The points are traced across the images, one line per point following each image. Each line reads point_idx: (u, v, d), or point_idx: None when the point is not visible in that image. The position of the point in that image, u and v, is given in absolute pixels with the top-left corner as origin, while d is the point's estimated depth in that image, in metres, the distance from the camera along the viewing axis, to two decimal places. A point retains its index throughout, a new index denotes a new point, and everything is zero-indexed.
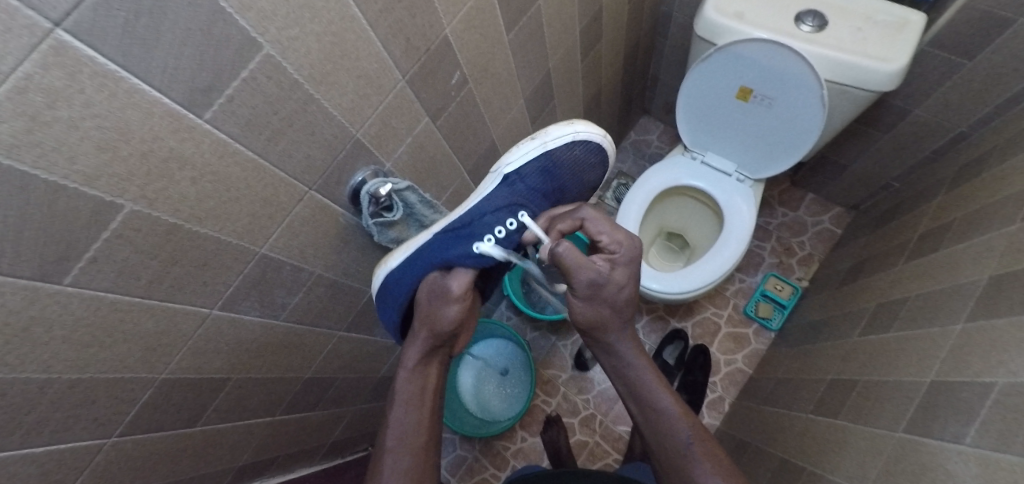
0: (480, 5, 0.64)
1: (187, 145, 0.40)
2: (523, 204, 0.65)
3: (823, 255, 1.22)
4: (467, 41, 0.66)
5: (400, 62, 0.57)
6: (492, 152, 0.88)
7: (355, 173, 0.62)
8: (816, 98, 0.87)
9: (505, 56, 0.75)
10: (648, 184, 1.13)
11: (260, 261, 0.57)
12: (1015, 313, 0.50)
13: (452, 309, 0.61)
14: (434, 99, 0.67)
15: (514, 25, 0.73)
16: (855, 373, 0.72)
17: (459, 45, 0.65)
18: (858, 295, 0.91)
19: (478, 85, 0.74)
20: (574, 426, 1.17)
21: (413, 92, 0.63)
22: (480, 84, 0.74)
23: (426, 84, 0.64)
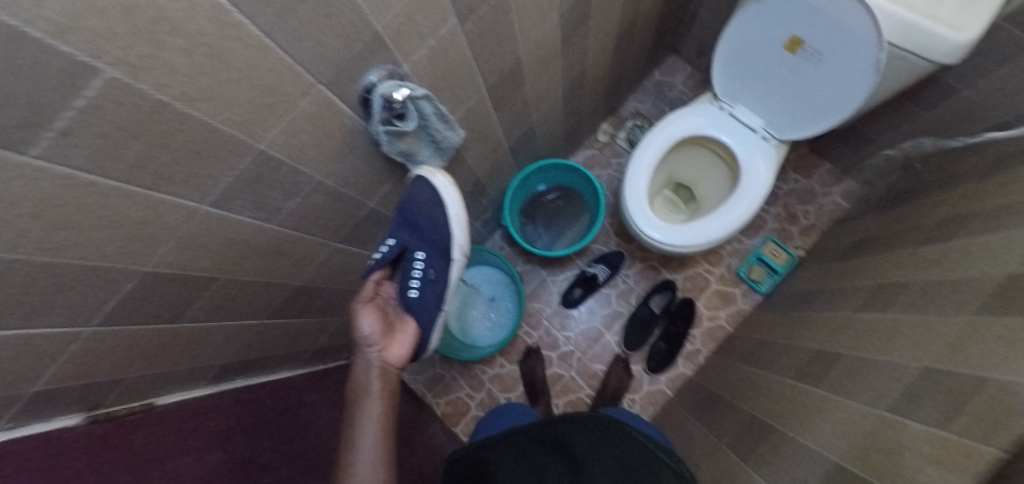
0: None
1: (180, 5, 0.33)
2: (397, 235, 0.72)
3: (825, 227, 1.22)
4: None
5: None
6: (516, 70, 0.79)
7: (368, 73, 0.55)
8: (870, 61, 0.80)
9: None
10: (669, 130, 1.07)
11: (257, 158, 0.51)
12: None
13: (365, 318, 0.69)
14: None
15: None
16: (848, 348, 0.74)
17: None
18: (858, 272, 0.93)
19: None
20: (551, 360, 1.20)
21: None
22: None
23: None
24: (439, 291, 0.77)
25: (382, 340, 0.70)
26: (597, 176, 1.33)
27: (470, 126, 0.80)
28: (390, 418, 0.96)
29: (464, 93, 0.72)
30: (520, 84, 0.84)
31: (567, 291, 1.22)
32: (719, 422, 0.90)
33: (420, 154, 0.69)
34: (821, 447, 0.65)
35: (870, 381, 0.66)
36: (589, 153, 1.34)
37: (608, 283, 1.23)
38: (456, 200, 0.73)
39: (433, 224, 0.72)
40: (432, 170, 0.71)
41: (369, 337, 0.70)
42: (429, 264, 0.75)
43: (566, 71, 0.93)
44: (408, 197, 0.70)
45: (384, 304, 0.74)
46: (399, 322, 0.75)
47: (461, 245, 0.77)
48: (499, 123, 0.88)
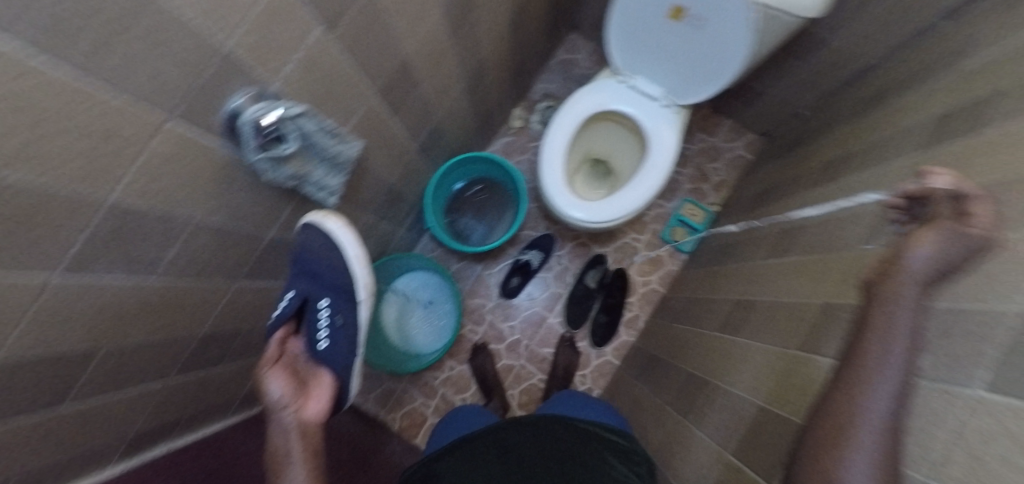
0: None
1: None
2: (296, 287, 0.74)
3: (734, 180, 1.30)
4: None
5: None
6: (405, 70, 0.76)
7: (230, 95, 0.50)
8: (744, 22, 0.84)
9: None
10: (575, 109, 1.08)
11: (112, 213, 0.45)
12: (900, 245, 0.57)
13: (270, 382, 0.70)
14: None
15: None
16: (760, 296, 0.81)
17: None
18: (765, 221, 1.01)
19: None
20: (500, 352, 1.21)
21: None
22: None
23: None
24: (351, 336, 0.77)
25: (295, 399, 0.71)
26: (517, 162, 1.33)
27: (367, 136, 0.77)
28: (342, 450, 0.92)
29: (351, 102, 0.68)
30: (415, 83, 0.80)
31: (505, 281, 1.23)
32: (662, 382, 0.95)
33: (313, 174, 0.65)
34: (745, 392, 0.70)
35: (780, 323, 0.72)
36: (505, 141, 1.34)
37: (543, 267, 1.25)
38: (351, 242, 0.74)
39: (330, 268, 0.73)
40: (321, 214, 0.73)
41: (280, 401, 0.70)
42: (337, 310, 0.76)
43: (463, 63, 0.91)
44: (301, 245, 0.72)
45: (294, 363, 0.75)
46: (313, 376, 0.76)
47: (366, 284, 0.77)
48: (400, 126, 0.84)
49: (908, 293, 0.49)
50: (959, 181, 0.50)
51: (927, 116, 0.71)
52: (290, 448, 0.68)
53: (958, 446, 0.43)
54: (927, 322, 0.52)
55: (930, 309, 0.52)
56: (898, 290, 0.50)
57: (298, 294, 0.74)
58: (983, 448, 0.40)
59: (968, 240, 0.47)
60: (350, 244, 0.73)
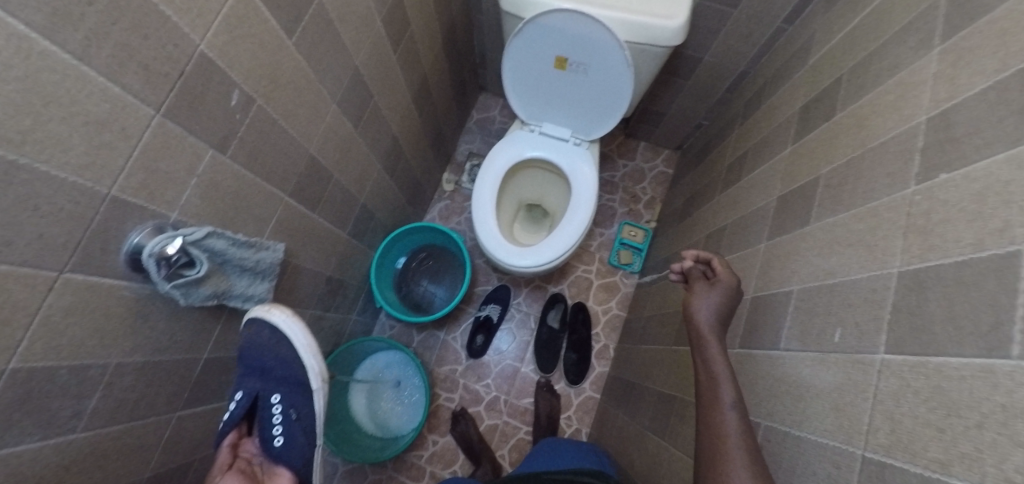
0: (242, 9, 0.54)
1: None
2: (244, 385, 0.70)
3: (663, 194, 1.38)
4: (237, 56, 0.56)
5: (138, 90, 0.46)
6: (315, 167, 0.79)
7: (128, 236, 0.51)
8: (622, 59, 0.94)
9: (298, 61, 0.66)
10: (496, 163, 1.14)
11: (15, 380, 0.44)
12: None
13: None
14: (216, 126, 0.57)
15: (297, 26, 0.64)
16: None
17: (227, 60, 0.55)
18: (694, 227, 1.06)
19: (271, 101, 0.64)
20: (481, 414, 1.18)
21: (181, 121, 0.52)
22: (273, 99, 0.65)
23: (198, 111, 0.54)
24: (308, 429, 0.71)
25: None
26: (457, 223, 1.37)
27: (290, 236, 0.79)
28: None
29: (264, 210, 0.71)
30: (330, 176, 0.84)
31: (470, 341, 1.23)
32: (639, 406, 0.95)
33: (235, 288, 0.65)
34: None
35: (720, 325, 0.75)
36: (442, 205, 1.39)
37: (504, 318, 1.26)
38: (297, 329, 0.71)
39: (278, 362, 0.70)
40: (266, 307, 0.70)
41: None
42: (291, 403, 0.72)
43: (375, 147, 0.96)
44: (245, 344, 0.68)
45: (248, 466, 0.69)
46: (271, 478, 0.70)
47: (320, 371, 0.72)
48: (323, 219, 0.87)
49: (710, 338, 0.58)
50: (699, 254, 0.66)
51: (795, 110, 0.82)
52: None
53: (875, 412, 0.43)
54: (830, 296, 0.55)
55: (830, 283, 0.56)
56: (705, 340, 0.58)
57: (247, 393, 0.70)
58: (897, 411, 0.41)
59: (722, 289, 0.62)
60: (297, 334, 0.70)
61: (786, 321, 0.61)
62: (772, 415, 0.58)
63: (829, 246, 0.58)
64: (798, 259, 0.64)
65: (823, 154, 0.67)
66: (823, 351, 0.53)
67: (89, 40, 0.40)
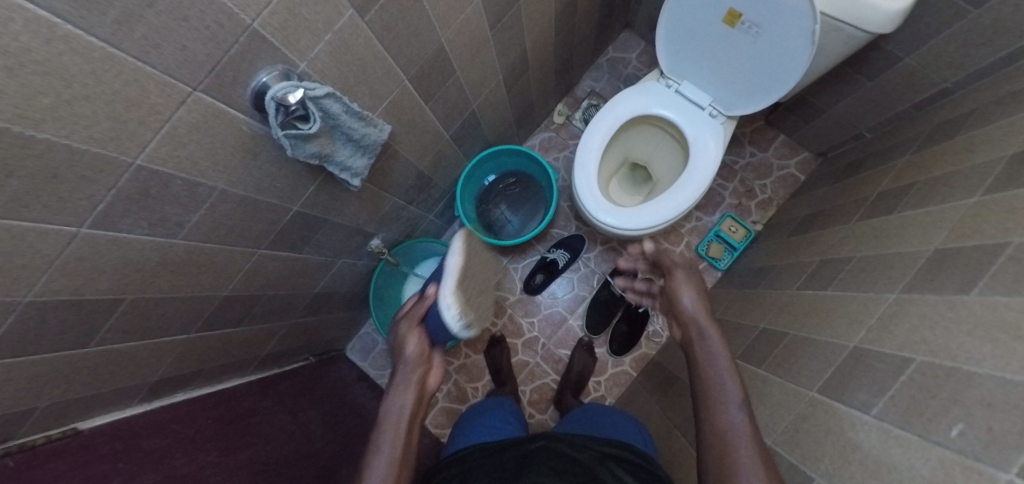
0: None
1: None
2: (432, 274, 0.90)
3: (782, 199, 1.27)
4: None
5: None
6: (440, 59, 0.76)
7: (257, 73, 0.51)
8: (807, 33, 0.79)
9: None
10: (616, 111, 1.06)
11: (138, 174, 0.47)
12: (982, 291, 0.50)
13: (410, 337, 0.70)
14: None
15: None
16: (787, 325, 0.80)
17: None
18: (807, 246, 0.96)
19: None
20: (517, 347, 1.28)
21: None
22: None
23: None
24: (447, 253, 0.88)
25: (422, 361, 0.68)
26: (555, 159, 1.33)
27: (402, 120, 0.79)
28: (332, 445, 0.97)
29: (387, 86, 0.70)
30: (453, 72, 0.82)
31: (529, 277, 1.30)
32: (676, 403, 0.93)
33: (338, 154, 0.66)
34: (755, 430, 0.68)
35: (809, 359, 0.68)
36: (545, 137, 1.35)
37: (569, 267, 1.31)
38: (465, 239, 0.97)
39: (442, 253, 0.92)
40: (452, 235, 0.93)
41: (409, 357, 0.68)
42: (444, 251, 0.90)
43: (502, 55, 0.90)
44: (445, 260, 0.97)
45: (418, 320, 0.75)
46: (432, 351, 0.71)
47: (456, 264, 0.83)
48: (433, 114, 0.86)
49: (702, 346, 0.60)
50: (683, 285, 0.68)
51: (1004, 154, 0.64)
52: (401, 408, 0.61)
53: None
54: (960, 386, 0.45)
55: (967, 371, 0.45)
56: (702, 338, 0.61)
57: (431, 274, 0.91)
58: None
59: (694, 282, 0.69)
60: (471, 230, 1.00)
61: (891, 384, 0.53)
62: (831, 475, 0.52)
63: (985, 329, 0.47)
64: (934, 328, 0.53)
65: (1018, 220, 0.53)
66: (929, 440, 0.45)
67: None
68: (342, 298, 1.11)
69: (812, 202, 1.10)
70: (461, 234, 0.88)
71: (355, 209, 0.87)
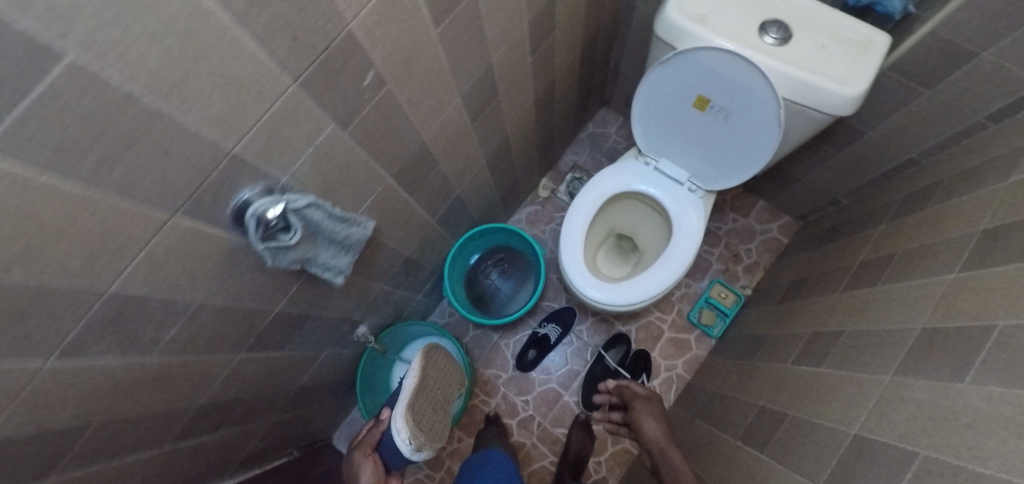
0: None
1: None
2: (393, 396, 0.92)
3: (768, 263, 1.30)
4: (384, 38, 0.54)
5: (289, 63, 0.46)
6: (424, 155, 0.79)
7: (239, 191, 0.52)
8: (773, 117, 0.84)
9: (436, 51, 0.64)
10: (599, 189, 1.09)
11: (111, 301, 0.47)
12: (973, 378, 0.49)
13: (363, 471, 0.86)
14: (350, 104, 0.57)
15: (445, 17, 0.61)
16: (786, 404, 0.77)
17: (371, 41, 0.53)
18: (798, 315, 0.96)
19: (404, 86, 0.63)
20: (512, 427, 1.23)
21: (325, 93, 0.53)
22: (403, 84, 0.63)
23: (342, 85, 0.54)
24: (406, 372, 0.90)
25: None
26: (542, 231, 1.36)
27: (388, 213, 0.81)
28: None
29: (374, 185, 0.73)
30: (438, 164, 0.85)
31: (521, 353, 1.27)
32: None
33: (321, 257, 0.65)
34: None
35: (811, 445, 0.65)
36: (532, 210, 1.38)
37: (562, 341, 1.29)
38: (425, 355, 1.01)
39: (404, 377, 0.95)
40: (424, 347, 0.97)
41: None
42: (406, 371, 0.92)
43: (484, 143, 0.94)
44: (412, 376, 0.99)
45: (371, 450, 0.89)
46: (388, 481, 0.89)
47: (410, 392, 0.84)
48: (418, 203, 0.88)
49: None
50: None
51: (975, 229, 0.66)
52: None
53: None
54: None
55: (971, 471, 0.43)
56: None
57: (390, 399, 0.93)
58: None
59: None
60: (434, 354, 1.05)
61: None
62: None
63: (981, 421, 0.45)
64: (933, 418, 0.51)
65: (998, 301, 0.53)
66: None
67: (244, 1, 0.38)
68: (328, 387, 1.07)
69: (796, 269, 1.12)
70: (420, 357, 0.88)
71: (342, 300, 0.87)
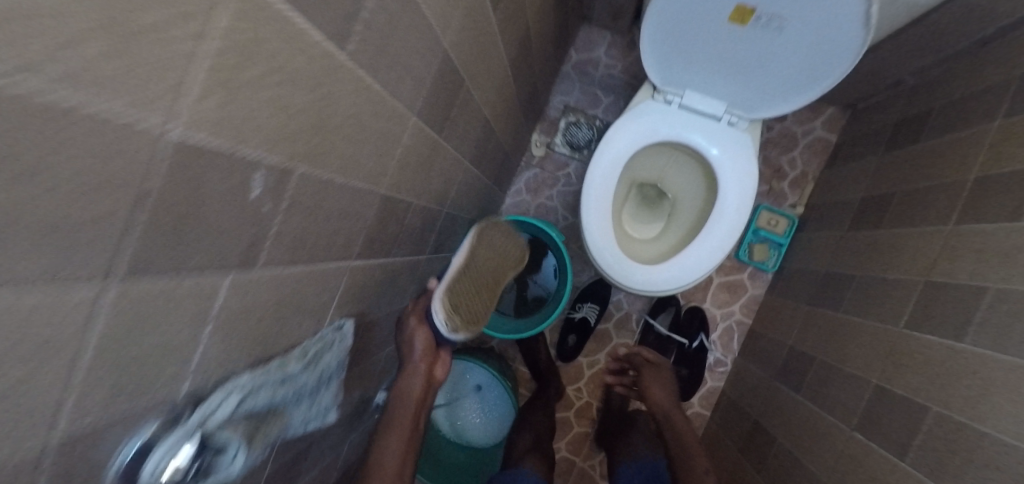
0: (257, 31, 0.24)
1: None
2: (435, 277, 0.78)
3: (817, 170, 1.15)
4: (265, 116, 0.29)
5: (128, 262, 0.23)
6: (391, 207, 0.56)
7: (125, 449, 0.28)
8: (858, 13, 0.61)
9: (383, 93, 0.43)
10: (616, 145, 0.88)
11: None
12: None
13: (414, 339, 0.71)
14: (298, 226, 0.38)
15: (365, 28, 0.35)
16: (906, 383, 0.64)
17: (244, 132, 0.28)
18: (893, 255, 0.79)
19: (335, 153, 0.39)
20: (570, 419, 1.18)
21: (256, 243, 0.34)
22: (331, 153, 0.39)
23: (274, 219, 0.35)
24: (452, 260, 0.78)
25: (425, 357, 0.73)
26: (548, 198, 1.24)
27: (384, 281, 0.64)
28: None
29: (363, 272, 0.55)
30: (423, 198, 0.66)
31: (561, 341, 1.18)
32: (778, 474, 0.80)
33: (292, 422, 0.45)
34: None
35: (978, 457, 0.52)
36: (530, 175, 1.24)
37: (602, 318, 1.19)
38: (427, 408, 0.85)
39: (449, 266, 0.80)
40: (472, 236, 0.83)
41: (416, 352, 0.71)
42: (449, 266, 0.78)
43: (459, 144, 0.71)
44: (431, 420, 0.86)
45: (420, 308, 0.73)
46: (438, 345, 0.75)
47: (452, 276, 0.71)
48: (403, 255, 0.67)
49: None
50: None
51: None
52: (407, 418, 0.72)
53: None
54: None
55: None
56: None
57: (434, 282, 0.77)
58: None
59: None
60: None
61: None
62: None
63: None
64: None
65: None
66: None
67: (51, 248, 0.18)
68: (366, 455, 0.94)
69: (863, 182, 0.96)
70: (474, 232, 0.77)
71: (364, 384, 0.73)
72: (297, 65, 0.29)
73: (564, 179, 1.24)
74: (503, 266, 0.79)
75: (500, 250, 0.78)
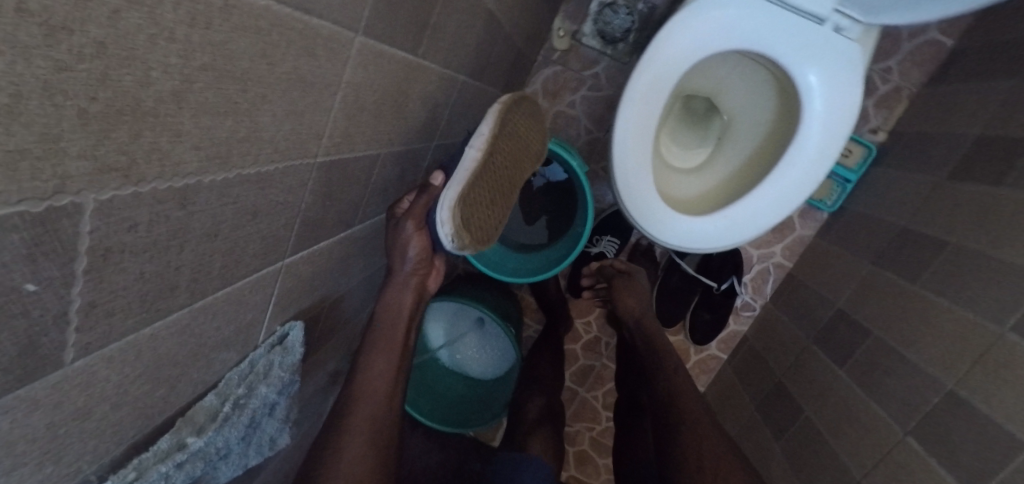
0: None
1: None
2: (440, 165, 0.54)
3: (918, 86, 0.91)
4: None
5: None
6: (349, 165, 0.39)
7: None
8: None
9: (286, 12, 0.24)
10: (667, 54, 0.66)
11: None
12: None
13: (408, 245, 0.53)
14: (155, 266, 0.23)
15: None
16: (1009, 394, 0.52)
17: None
18: (1019, 222, 0.61)
19: (205, 123, 0.22)
20: (576, 353, 1.11)
21: (52, 332, 0.19)
22: (193, 127, 0.21)
23: (80, 285, 0.19)
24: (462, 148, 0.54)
25: (419, 267, 0.55)
26: (568, 105, 1.00)
27: (346, 256, 0.49)
28: None
29: (309, 261, 0.40)
30: (398, 140, 0.47)
31: (572, 276, 1.06)
32: (801, 453, 0.76)
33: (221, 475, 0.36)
34: None
35: None
36: (548, 74, 0.99)
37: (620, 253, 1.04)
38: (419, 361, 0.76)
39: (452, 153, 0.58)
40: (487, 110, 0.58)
41: (410, 259, 0.54)
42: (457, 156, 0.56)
43: (452, 49, 0.50)
44: None
45: (419, 206, 0.52)
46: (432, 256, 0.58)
47: (466, 175, 0.48)
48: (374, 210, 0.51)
49: None
50: None
51: None
52: (396, 338, 0.56)
53: None
54: None
55: None
56: None
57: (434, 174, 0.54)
58: None
59: None
60: None
61: None
62: None
63: None
64: None
65: None
66: None
67: None
68: None
69: (996, 107, 0.73)
70: (493, 111, 0.52)
71: (343, 354, 0.63)
72: (10, 29, 0.12)
73: (590, 81, 0.98)
74: (526, 161, 0.57)
75: (524, 138, 0.55)
